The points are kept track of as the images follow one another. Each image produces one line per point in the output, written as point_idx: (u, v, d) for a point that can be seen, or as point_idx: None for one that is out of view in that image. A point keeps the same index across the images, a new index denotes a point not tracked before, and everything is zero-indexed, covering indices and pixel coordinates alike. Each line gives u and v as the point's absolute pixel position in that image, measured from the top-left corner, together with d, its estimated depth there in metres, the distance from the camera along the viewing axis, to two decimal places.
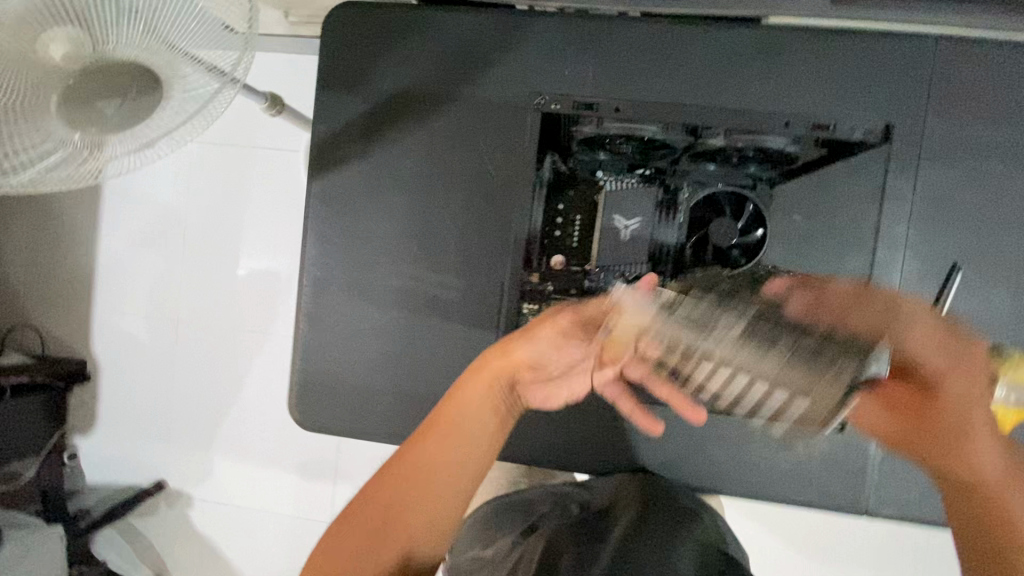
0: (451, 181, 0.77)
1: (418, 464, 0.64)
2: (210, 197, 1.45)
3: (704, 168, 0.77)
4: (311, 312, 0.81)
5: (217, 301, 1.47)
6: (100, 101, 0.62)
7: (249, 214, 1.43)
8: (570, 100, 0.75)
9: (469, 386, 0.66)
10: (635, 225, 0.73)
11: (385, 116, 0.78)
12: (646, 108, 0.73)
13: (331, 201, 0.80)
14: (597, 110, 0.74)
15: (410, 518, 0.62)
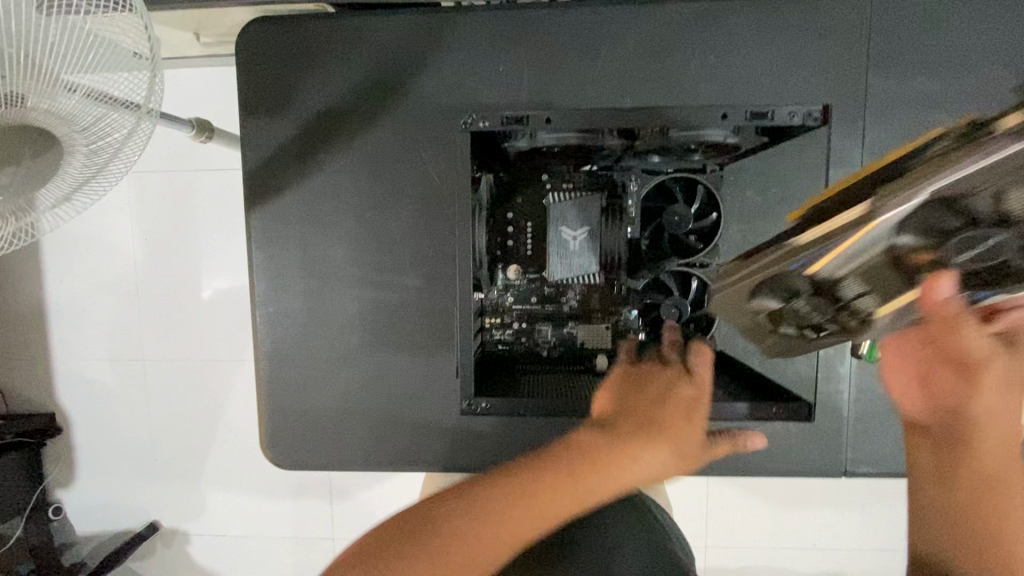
0: (397, 197, 0.74)
1: (593, 475, 0.48)
2: (156, 229, 1.38)
3: (649, 161, 0.77)
4: (270, 347, 0.78)
5: (181, 336, 1.42)
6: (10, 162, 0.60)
7: (201, 242, 1.37)
8: (498, 116, 0.72)
9: (621, 415, 0.53)
10: (581, 235, 0.74)
11: (318, 136, 0.74)
12: (578, 115, 0.70)
13: (273, 231, 0.76)
14: (525, 124, 0.71)
15: (483, 541, 0.44)
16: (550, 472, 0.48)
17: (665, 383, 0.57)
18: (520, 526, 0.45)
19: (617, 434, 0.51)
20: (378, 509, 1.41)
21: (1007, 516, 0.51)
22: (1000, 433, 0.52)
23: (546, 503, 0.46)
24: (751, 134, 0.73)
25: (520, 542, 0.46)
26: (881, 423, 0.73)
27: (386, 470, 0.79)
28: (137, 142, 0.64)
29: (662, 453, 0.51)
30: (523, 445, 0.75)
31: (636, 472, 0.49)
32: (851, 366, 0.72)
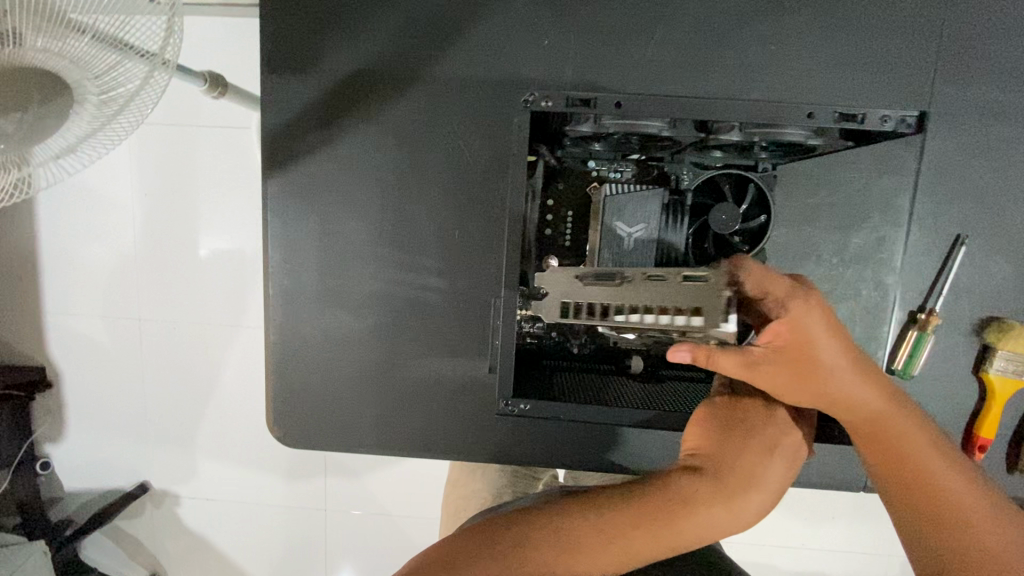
0: (425, 173, 0.70)
1: (692, 515, 0.57)
2: (158, 186, 1.32)
3: (709, 155, 0.72)
4: (281, 321, 0.75)
5: (181, 299, 1.37)
6: (9, 111, 0.53)
7: (204, 202, 1.32)
8: (564, 98, 0.67)
9: (720, 463, 0.61)
10: (639, 233, 0.68)
11: (344, 102, 0.69)
12: (641, 101, 0.65)
13: (290, 199, 0.72)
14: (594, 108, 0.66)
15: (601, 558, 0.53)
16: (661, 506, 0.57)
17: (769, 429, 0.63)
18: (629, 554, 0.54)
19: (712, 484, 0.59)
20: (374, 483, 1.41)
21: (960, 506, 0.57)
22: (870, 431, 0.61)
23: (644, 527, 0.55)
24: (832, 140, 0.68)
25: (627, 564, 0.55)
26: None
27: (396, 454, 0.77)
28: (151, 92, 0.60)
29: (751, 506, 0.60)
30: (540, 439, 0.73)
31: (717, 525, 0.58)
32: None
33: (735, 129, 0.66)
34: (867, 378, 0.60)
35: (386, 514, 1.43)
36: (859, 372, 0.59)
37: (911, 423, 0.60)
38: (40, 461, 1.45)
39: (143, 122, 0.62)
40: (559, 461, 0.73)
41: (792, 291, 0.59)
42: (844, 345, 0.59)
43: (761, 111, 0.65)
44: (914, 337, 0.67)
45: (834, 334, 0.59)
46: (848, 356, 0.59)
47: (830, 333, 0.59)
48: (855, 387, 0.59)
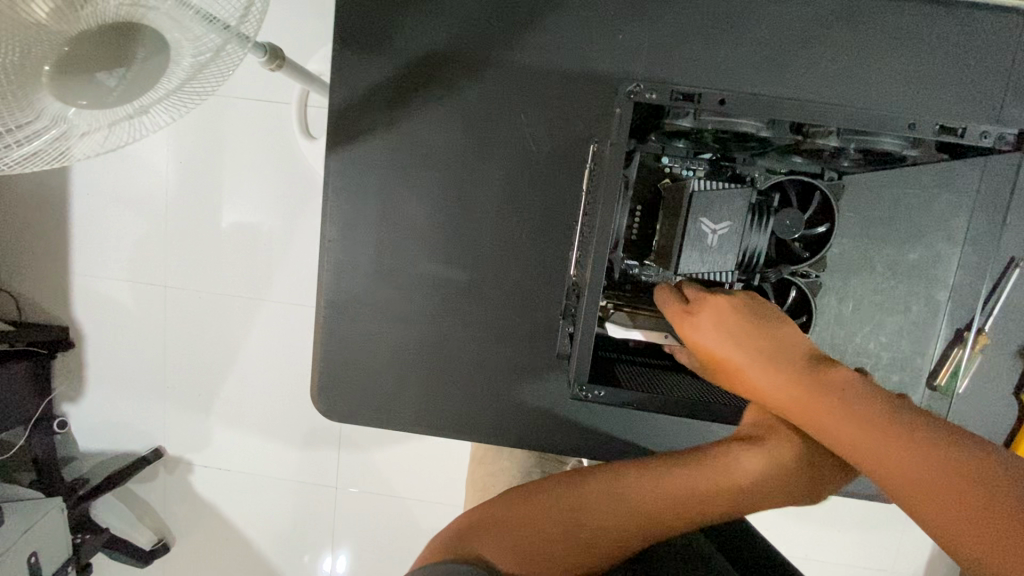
0: (487, 160, 0.71)
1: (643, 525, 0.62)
2: (197, 155, 1.33)
3: (786, 161, 0.61)
4: (332, 294, 0.75)
5: (211, 268, 1.38)
6: (108, 67, 0.53)
7: (243, 174, 1.33)
8: (667, 90, 0.52)
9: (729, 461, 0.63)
10: (727, 228, 0.54)
11: (414, 82, 0.70)
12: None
13: (350, 175, 0.73)
14: (697, 105, 0.51)
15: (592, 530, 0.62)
16: (652, 488, 0.63)
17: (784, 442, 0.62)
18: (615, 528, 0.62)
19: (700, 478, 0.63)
20: (388, 463, 1.43)
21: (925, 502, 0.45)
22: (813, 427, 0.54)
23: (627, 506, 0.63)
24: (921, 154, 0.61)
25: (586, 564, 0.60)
26: None
27: (434, 434, 0.78)
28: (227, 62, 0.60)
29: (749, 504, 0.62)
30: (581, 428, 0.74)
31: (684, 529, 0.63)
32: (922, 395, 0.71)
33: (834, 134, 0.54)
34: (782, 376, 0.56)
35: (397, 496, 1.44)
36: (768, 370, 0.56)
37: (845, 412, 0.52)
38: (59, 418, 1.46)
39: (216, 90, 0.63)
40: (598, 451, 0.74)
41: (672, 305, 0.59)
42: (742, 346, 0.57)
43: None
44: (959, 356, 0.69)
45: (726, 337, 0.57)
46: (746, 356, 0.57)
47: (722, 340, 0.57)
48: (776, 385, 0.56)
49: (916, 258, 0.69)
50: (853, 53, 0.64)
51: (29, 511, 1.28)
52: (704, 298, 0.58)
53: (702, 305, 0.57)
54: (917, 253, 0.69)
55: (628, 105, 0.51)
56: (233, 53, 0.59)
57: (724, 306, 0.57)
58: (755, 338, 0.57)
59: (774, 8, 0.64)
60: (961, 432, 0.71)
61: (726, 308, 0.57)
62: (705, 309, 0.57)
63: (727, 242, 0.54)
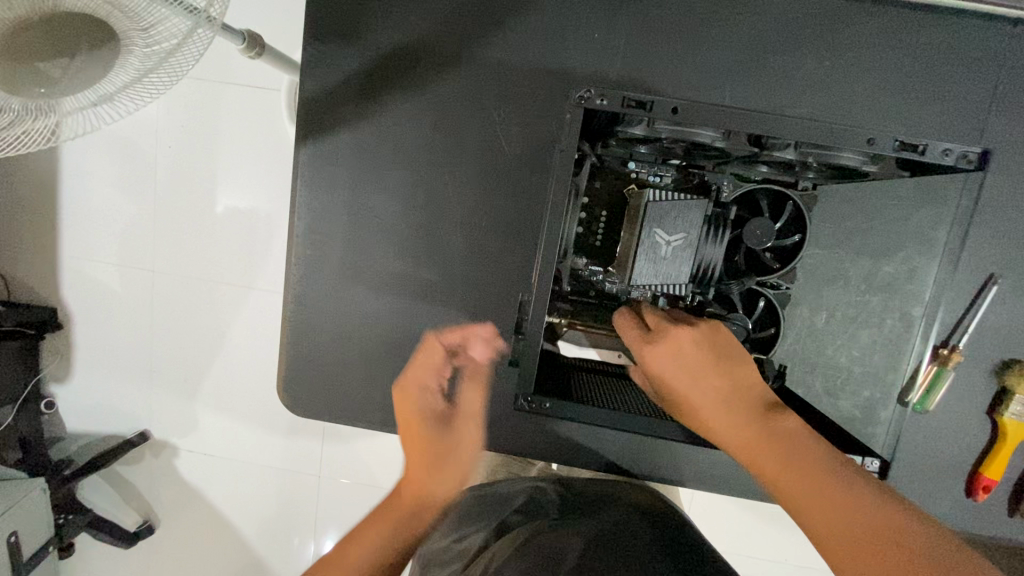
0: (459, 158, 0.69)
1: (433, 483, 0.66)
2: (184, 141, 1.32)
3: (755, 171, 0.60)
4: (300, 288, 0.75)
5: (197, 255, 1.38)
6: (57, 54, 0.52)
7: (229, 161, 1.32)
8: (619, 97, 0.49)
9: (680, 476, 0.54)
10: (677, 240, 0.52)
11: (385, 77, 0.69)
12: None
13: (320, 168, 0.71)
14: (648, 114, 0.49)
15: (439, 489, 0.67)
16: (416, 468, 0.66)
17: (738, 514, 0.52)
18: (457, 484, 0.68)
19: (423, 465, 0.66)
20: (370, 454, 1.43)
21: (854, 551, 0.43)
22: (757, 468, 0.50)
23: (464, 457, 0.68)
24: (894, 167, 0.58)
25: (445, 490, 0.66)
26: (916, 473, 0.70)
27: (400, 433, 0.77)
28: (190, 53, 0.57)
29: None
30: (546, 432, 0.73)
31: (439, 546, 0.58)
32: (895, 411, 0.69)
33: (791, 147, 0.53)
34: (729, 419, 0.52)
35: (378, 487, 1.45)
36: (716, 411, 0.52)
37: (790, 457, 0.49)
38: (45, 399, 1.47)
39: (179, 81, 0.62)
40: (563, 456, 0.73)
41: (632, 334, 0.55)
42: (697, 386, 0.53)
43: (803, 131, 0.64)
44: (933, 372, 0.67)
45: (681, 373, 0.53)
46: (700, 395, 0.53)
47: (677, 375, 0.53)
48: (722, 426, 0.52)
49: (891, 271, 0.68)
50: (835, 59, 0.63)
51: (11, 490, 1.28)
52: (665, 330, 0.54)
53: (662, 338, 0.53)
54: (893, 267, 0.67)
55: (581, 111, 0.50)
56: (196, 46, 0.57)
57: (686, 341, 0.53)
58: (712, 377, 0.53)
59: (754, 10, 0.63)
60: (935, 448, 0.70)
61: (689, 344, 0.53)
62: (672, 335, 0.53)
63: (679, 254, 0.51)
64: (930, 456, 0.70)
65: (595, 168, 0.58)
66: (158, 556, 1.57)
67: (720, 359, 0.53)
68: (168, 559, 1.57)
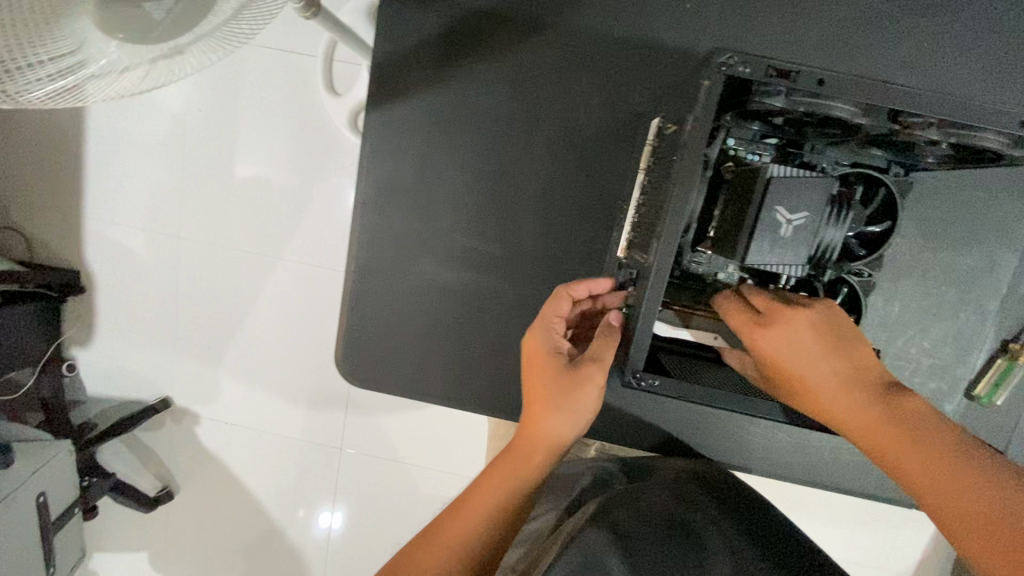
0: (535, 130, 0.68)
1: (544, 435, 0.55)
2: (217, 109, 1.30)
3: (862, 153, 0.57)
4: (362, 257, 0.73)
5: (227, 224, 1.36)
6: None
7: (265, 131, 1.30)
8: (763, 64, 0.44)
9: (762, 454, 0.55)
10: (801, 221, 0.44)
11: (463, 43, 0.67)
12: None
13: (390, 134, 0.70)
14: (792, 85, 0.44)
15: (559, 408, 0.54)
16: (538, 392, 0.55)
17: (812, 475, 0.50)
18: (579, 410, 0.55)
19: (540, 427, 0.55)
20: (395, 428, 1.43)
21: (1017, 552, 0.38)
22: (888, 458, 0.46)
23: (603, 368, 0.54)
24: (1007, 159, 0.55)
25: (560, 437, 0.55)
26: None
27: (456, 407, 0.76)
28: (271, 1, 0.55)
29: None
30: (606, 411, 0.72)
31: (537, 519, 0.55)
32: (960, 403, 0.70)
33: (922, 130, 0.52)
34: (847, 405, 0.48)
35: (402, 461, 1.45)
36: (833, 396, 0.48)
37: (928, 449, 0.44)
38: (68, 362, 1.46)
39: (255, 35, 0.58)
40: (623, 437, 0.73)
41: (741, 312, 0.51)
42: (814, 369, 0.49)
43: None
44: (1000, 366, 0.67)
45: (796, 354, 0.49)
46: (815, 377, 0.49)
47: (791, 356, 0.49)
48: (839, 411, 0.48)
49: (970, 263, 0.67)
50: (929, 43, 0.61)
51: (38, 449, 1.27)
52: (778, 309, 0.49)
53: (778, 317, 0.49)
54: (971, 259, 0.67)
55: (719, 78, 0.44)
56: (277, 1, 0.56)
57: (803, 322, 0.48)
58: (830, 361, 0.49)
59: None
60: (999, 443, 0.70)
61: (804, 326, 0.49)
62: (790, 314, 0.49)
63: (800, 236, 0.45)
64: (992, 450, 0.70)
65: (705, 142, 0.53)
66: (176, 522, 1.56)
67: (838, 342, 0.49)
68: (185, 527, 1.56)
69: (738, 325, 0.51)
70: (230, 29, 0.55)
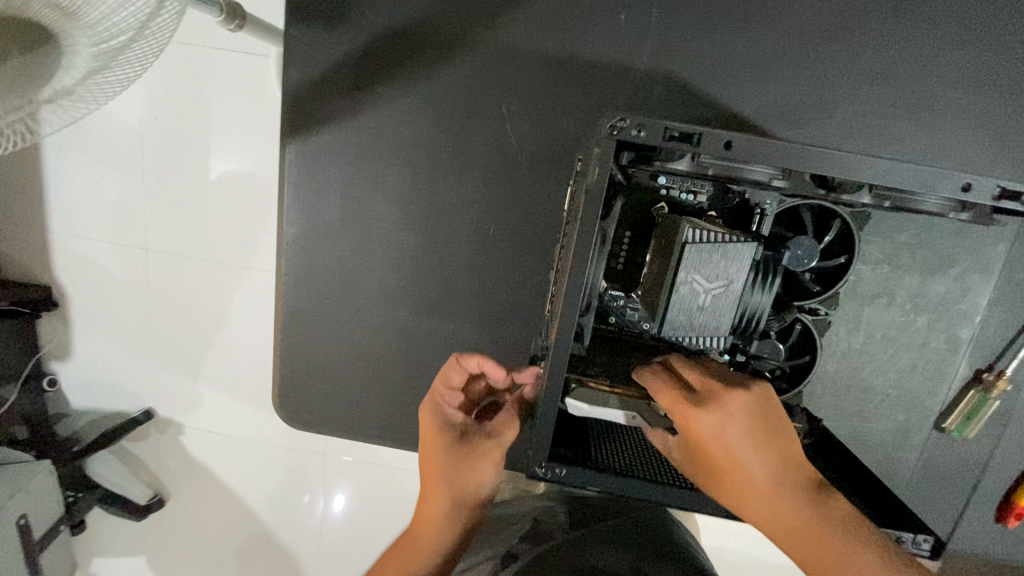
0: (464, 158, 0.62)
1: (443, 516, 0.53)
2: (177, 117, 1.04)
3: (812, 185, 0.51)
4: (292, 298, 0.69)
5: (196, 226, 1.10)
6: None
7: (215, 142, 1.05)
8: (661, 127, 0.38)
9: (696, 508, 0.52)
10: (714, 292, 0.40)
11: (378, 65, 0.61)
12: (725, 121, 0.58)
13: (309, 167, 0.64)
14: (695, 151, 0.38)
15: (456, 486, 0.51)
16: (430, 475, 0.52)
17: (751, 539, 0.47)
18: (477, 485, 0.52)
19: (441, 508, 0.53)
20: None
21: None
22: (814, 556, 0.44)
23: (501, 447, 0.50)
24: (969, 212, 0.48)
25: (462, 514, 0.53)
26: (949, 502, 0.66)
27: (401, 448, 0.73)
28: (135, 57, 0.49)
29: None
30: None
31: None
32: (930, 436, 0.65)
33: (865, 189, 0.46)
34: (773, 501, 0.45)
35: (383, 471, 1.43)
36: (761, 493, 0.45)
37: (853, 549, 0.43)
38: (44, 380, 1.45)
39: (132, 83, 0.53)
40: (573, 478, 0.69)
41: (676, 391, 0.45)
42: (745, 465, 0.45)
43: (852, 135, 0.57)
44: (974, 398, 0.60)
45: (728, 446, 0.45)
46: (746, 473, 0.45)
47: (723, 449, 0.45)
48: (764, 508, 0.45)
49: (941, 290, 0.61)
50: (888, 53, 0.55)
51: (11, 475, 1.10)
52: (717, 396, 0.45)
53: (716, 406, 0.44)
54: (943, 285, 0.61)
55: (610, 146, 0.38)
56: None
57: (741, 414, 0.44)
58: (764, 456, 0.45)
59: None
60: (971, 476, 0.65)
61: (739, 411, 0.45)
62: (726, 399, 0.44)
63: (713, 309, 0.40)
64: (965, 486, 0.66)
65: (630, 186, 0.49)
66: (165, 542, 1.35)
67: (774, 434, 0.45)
68: (171, 544, 1.35)
69: (665, 403, 0.45)
70: (97, 81, 0.50)
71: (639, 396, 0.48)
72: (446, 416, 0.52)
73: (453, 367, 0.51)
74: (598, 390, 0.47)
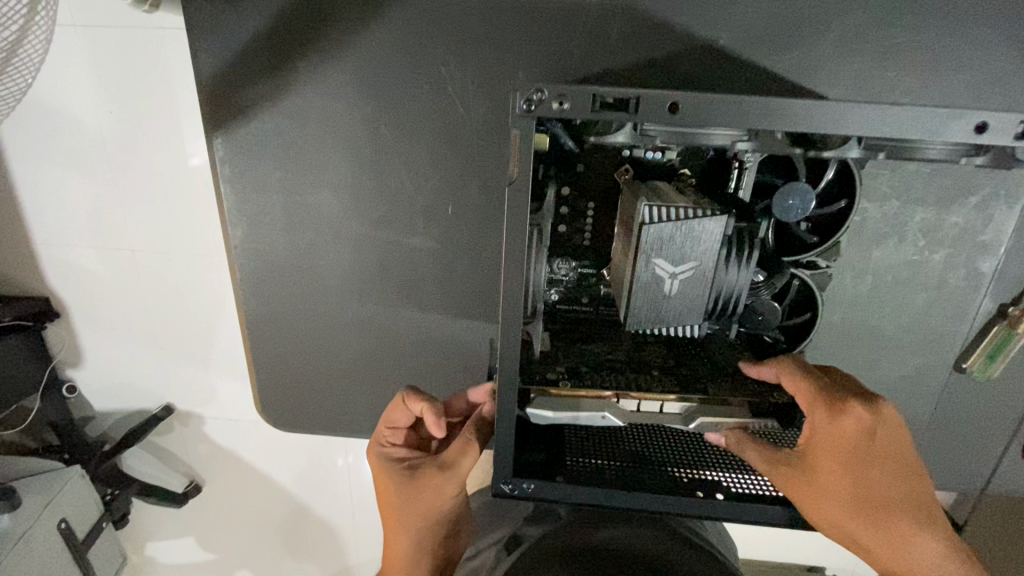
0: (408, 131, 0.55)
1: (413, 536, 0.56)
2: (131, 104, 0.71)
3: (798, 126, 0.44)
4: (254, 304, 0.65)
5: (188, 253, 0.79)
6: None
7: (191, 125, 0.71)
8: (589, 96, 0.34)
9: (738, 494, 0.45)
10: (682, 276, 0.37)
11: (293, 37, 0.53)
12: (695, 57, 0.50)
13: (242, 162, 0.59)
14: (632, 119, 0.33)
15: (412, 514, 0.55)
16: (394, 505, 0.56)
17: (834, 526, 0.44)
18: (434, 508, 0.55)
19: (411, 531, 0.56)
20: None
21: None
22: (899, 531, 0.44)
23: (446, 472, 0.53)
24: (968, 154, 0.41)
25: (431, 529, 0.57)
26: (975, 447, 0.61)
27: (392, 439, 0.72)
28: (19, 65, 0.49)
29: None
30: None
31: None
32: (948, 379, 0.59)
33: (854, 140, 0.39)
34: (858, 495, 0.44)
35: None
36: (852, 484, 0.43)
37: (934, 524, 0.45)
38: None
39: (24, 94, 0.53)
40: None
41: (799, 381, 0.43)
42: (856, 460, 0.43)
43: (846, 55, 0.48)
44: (997, 336, 0.54)
45: (844, 442, 0.43)
46: (841, 467, 0.43)
47: (837, 444, 0.43)
48: (842, 502, 0.43)
49: (959, 222, 0.53)
50: None
51: (46, 482, 0.86)
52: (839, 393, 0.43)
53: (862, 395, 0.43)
54: (961, 216, 0.53)
55: (530, 125, 0.34)
56: (35, 24, 0.47)
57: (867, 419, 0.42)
58: (873, 453, 0.43)
59: None
60: (997, 416, 0.60)
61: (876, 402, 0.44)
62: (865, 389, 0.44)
63: (680, 294, 0.38)
64: (992, 429, 0.60)
65: (586, 152, 0.44)
66: (204, 528, 1.09)
67: (895, 433, 0.43)
68: (210, 530, 1.09)
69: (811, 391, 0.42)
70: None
71: (606, 394, 0.43)
72: (396, 454, 0.57)
73: (396, 408, 0.56)
74: (561, 398, 0.43)
